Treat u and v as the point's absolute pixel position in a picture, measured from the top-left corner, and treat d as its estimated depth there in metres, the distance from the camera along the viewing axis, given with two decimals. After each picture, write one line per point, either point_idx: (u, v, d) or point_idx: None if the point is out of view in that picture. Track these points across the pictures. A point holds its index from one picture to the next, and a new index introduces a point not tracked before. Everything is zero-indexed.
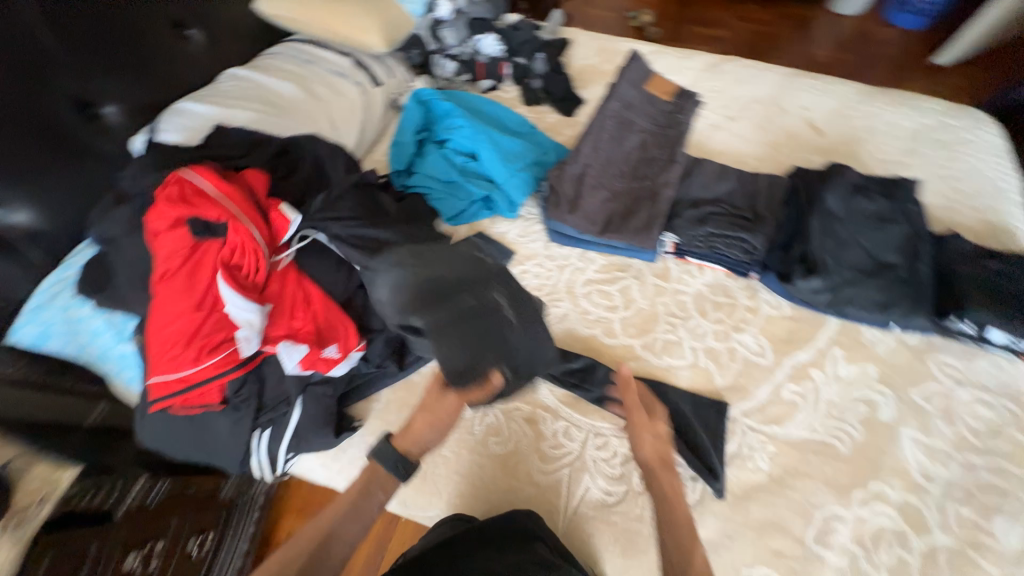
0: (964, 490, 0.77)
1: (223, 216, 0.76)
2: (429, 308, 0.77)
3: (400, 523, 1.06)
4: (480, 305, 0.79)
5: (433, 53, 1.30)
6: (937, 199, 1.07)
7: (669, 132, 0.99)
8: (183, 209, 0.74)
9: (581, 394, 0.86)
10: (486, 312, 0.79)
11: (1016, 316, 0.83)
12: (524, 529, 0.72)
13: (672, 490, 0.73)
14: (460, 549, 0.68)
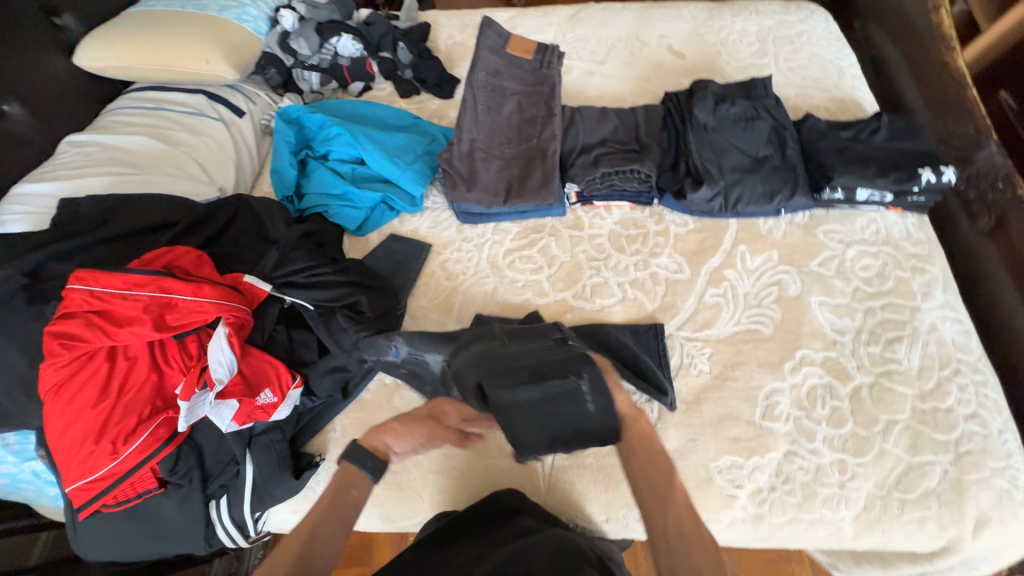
0: (870, 333, 0.88)
1: (212, 310, 0.74)
2: (492, 388, 0.71)
3: None
4: (554, 378, 0.70)
5: (293, 67, 1.21)
6: (791, 90, 1.17)
7: (542, 88, 1.00)
8: (158, 309, 0.71)
9: None
10: (563, 390, 0.70)
11: (871, 172, 0.94)
12: (510, 504, 0.74)
13: (642, 433, 0.71)
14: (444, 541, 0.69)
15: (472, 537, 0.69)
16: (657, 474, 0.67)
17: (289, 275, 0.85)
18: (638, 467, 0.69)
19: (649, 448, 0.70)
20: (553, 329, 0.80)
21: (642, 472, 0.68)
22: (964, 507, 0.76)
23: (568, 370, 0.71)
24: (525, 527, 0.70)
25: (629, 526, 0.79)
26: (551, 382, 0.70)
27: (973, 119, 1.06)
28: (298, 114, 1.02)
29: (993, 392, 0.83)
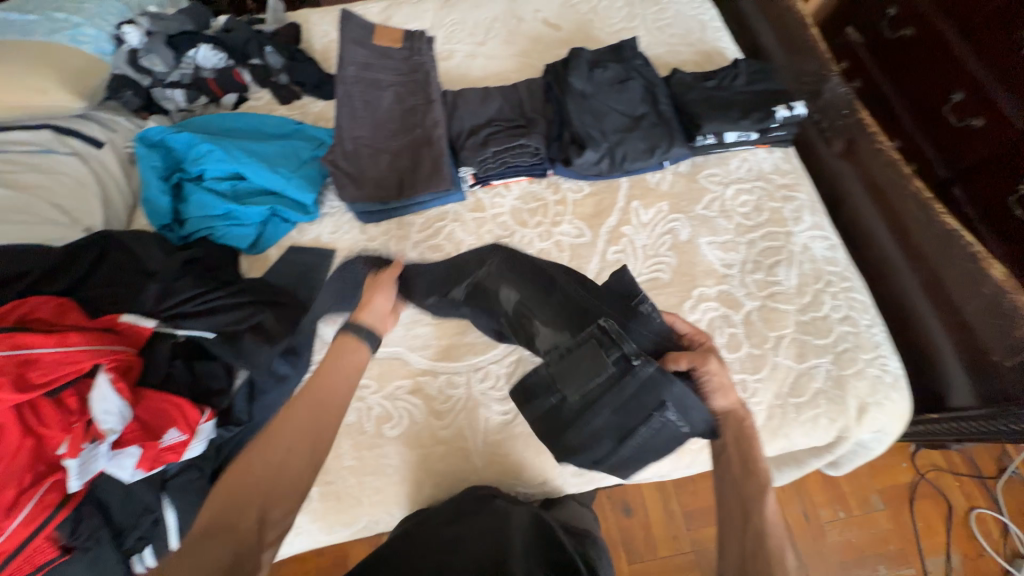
0: (754, 262, 0.97)
1: (87, 355, 0.68)
2: (586, 455, 0.75)
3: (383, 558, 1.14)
4: (642, 418, 0.70)
5: (152, 87, 1.11)
6: (661, 48, 1.24)
7: (417, 76, 1.00)
8: (14, 367, 0.64)
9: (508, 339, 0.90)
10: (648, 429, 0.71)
11: (735, 115, 1.02)
12: (484, 494, 0.75)
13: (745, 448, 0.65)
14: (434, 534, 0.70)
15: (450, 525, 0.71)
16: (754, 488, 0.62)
17: (178, 305, 0.81)
18: (740, 481, 0.63)
19: (750, 464, 0.64)
20: (605, 351, 0.71)
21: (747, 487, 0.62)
22: (846, 399, 0.86)
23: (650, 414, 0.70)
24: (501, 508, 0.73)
25: (569, 482, 0.87)
26: (635, 423, 0.71)
27: (816, 57, 1.22)
28: (162, 136, 0.95)
29: (859, 294, 0.94)
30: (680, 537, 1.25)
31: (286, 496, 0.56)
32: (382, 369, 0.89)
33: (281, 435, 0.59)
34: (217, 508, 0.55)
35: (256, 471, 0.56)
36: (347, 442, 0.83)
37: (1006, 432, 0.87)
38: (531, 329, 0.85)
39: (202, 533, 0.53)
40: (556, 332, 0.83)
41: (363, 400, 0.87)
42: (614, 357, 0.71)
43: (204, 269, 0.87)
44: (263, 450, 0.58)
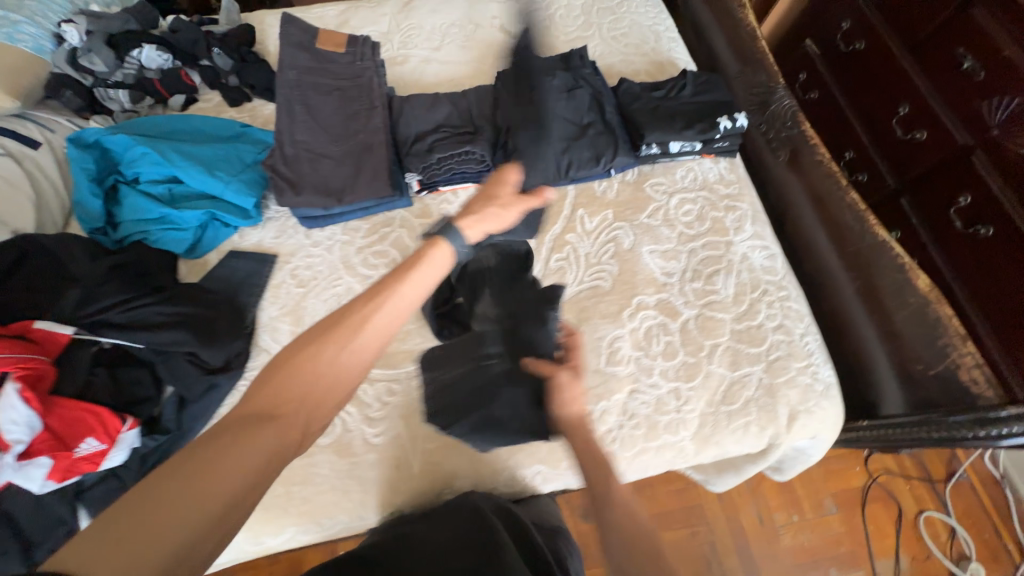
0: (694, 271, 0.98)
1: None
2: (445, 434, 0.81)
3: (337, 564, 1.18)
4: (498, 407, 0.78)
5: (94, 87, 1.09)
6: (615, 57, 1.25)
7: (360, 82, 1.02)
8: None
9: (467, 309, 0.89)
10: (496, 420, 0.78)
11: (678, 126, 1.04)
12: (461, 501, 0.75)
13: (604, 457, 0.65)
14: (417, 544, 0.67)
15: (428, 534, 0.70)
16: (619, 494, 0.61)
17: (101, 313, 0.79)
18: (605, 489, 0.61)
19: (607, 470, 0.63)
20: (487, 342, 0.81)
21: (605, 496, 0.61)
22: (777, 407, 0.87)
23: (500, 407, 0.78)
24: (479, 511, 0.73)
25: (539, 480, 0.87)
26: (489, 409, 0.78)
27: (764, 69, 1.21)
28: (97, 137, 0.93)
29: (795, 303, 0.96)
30: None
31: (333, 398, 0.54)
32: None
33: (351, 329, 0.55)
34: (263, 397, 0.51)
35: (319, 372, 0.53)
36: None
37: (925, 441, 0.86)
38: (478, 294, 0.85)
39: (249, 418, 0.49)
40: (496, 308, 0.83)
41: None
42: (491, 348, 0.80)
43: (133, 275, 0.85)
44: (332, 341, 0.54)
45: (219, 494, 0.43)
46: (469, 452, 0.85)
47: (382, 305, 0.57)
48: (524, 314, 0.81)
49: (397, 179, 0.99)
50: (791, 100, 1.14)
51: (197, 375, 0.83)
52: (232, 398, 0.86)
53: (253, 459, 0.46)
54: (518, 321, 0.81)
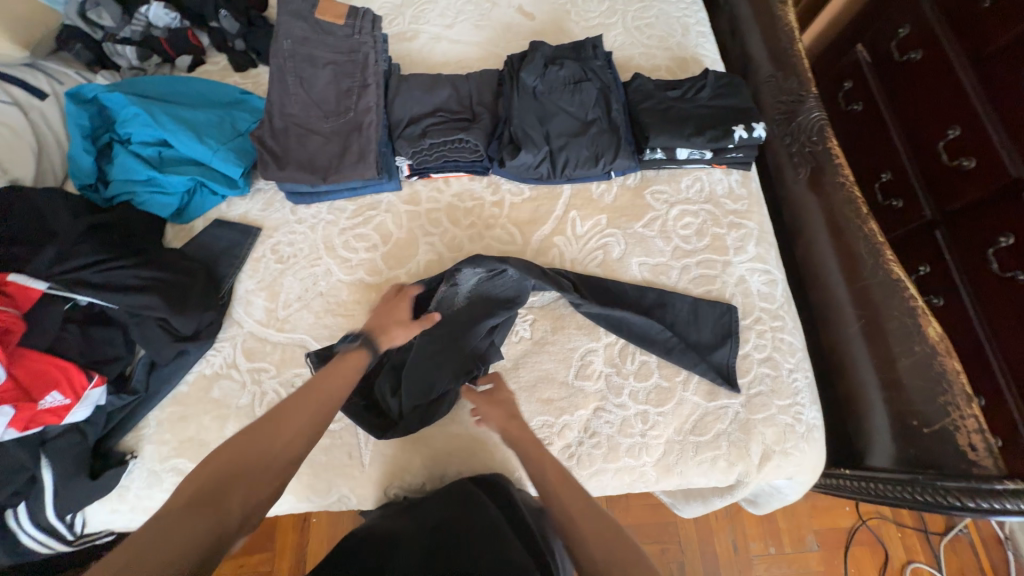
0: (683, 289, 0.93)
1: None
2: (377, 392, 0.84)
3: (310, 535, 1.23)
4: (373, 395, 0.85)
5: (103, 41, 1.10)
6: (636, 49, 1.16)
7: (356, 57, 0.98)
8: None
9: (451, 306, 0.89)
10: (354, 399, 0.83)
11: (688, 131, 0.96)
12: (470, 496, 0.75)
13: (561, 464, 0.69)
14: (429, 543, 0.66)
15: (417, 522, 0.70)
16: (577, 498, 0.65)
17: (75, 270, 0.80)
18: (555, 500, 0.65)
19: (564, 482, 0.67)
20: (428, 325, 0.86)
21: (556, 500, 0.65)
22: (750, 444, 0.82)
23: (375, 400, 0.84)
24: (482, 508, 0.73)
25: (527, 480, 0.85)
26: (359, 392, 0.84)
27: (798, 75, 1.10)
28: (95, 94, 0.94)
29: (788, 336, 0.89)
30: None
31: (270, 475, 0.60)
32: (284, 355, 0.88)
33: (275, 426, 0.63)
34: (198, 482, 0.57)
35: (245, 455, 0.59)
36: (234, 424, 0.83)
37: (903, 501, 0.80)
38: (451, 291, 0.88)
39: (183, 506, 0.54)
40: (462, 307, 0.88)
41: (259, 384, 0.86)
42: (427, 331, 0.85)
43: (116, 235, 0.87)
44: (257, 432, 0.61)
45: (154, 569, 0.47)
46: (422, 450, 0.83)
47: (302, 410, 0.65)
48: (442, 350, 0.85)
49: (386, 161, 0.97)
50: (820, 113, 1.04)
51: (165, 339, 0.83)
52: (200, 365, 0.87)
53: (188, 536, 0.51)
54: (433, 358, 0.84)
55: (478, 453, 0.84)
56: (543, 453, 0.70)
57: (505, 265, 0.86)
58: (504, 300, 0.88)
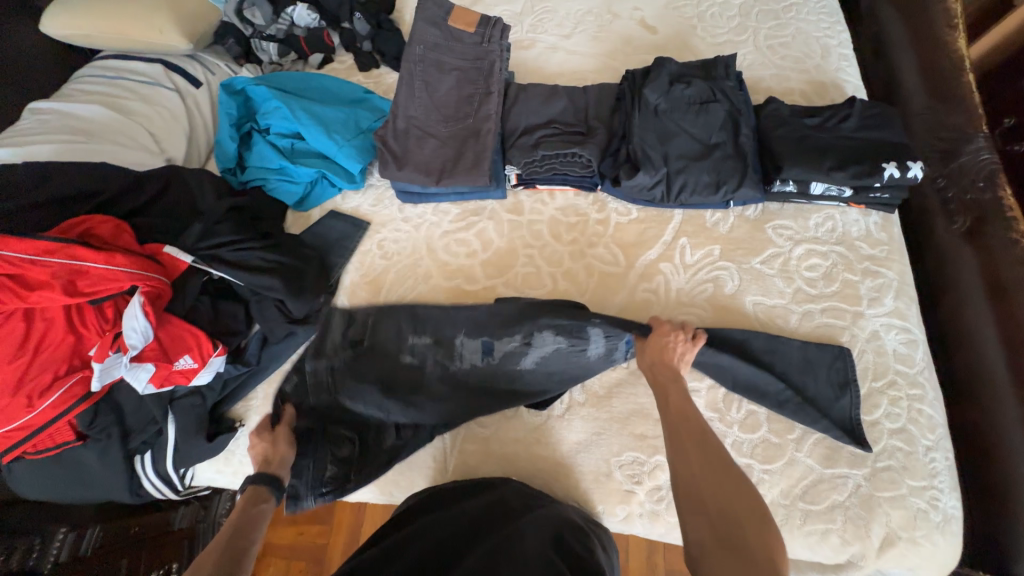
0: (802, 337, 0.84)
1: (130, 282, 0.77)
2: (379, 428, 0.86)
3: (366, 515, 1.26)
4: (362, 428, 0.86)
5: (252, 37, 1.19)
6: (767, 70, 1.08)
7: (481, 64, 1.00)
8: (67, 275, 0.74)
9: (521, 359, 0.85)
10: (343, 441, 0.85)
11: (827, 164, 0.87)
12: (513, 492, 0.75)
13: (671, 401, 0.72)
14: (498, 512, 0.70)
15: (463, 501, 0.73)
16: (689, 432, 0.67)
17: (215, 247, 0.87)
18: (677, 440, 0.67)
19: (685, 420, 0.68)
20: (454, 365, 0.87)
21: (672, 430, 0.68)
22: (870, 524, 0.73)
23: (364, 442, 0.85)
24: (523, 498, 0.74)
25: (614, 520, 0.79)
26: (341, 443, 0.85)
27: (965, 109, 0.98)
28: (244, 86, 1.02)
29: (928, 408, 0.78)
30: None
31: None
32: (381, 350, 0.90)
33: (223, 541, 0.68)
34: None
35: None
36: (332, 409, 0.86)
37: None
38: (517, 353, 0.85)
39: None
40: (532, 366, 0.84)
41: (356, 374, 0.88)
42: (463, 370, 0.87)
43: (245, 217, 0.94)
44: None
45: None
46: (508, 467, 0.82)
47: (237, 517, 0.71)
48: (488, 391, 0.85)
49: (496, 169, 0.97)
50: (992, 155, 0.92)
51: (280, 319, 0.89)
52: (306, 347, 0.92)
53: None
54: (478, 394, 0.85)
55: (560, 478, 0.81)
56: (669, 396, 0.72)
57: (591, 327, 0.82)
58: (578, 374, 0.83)
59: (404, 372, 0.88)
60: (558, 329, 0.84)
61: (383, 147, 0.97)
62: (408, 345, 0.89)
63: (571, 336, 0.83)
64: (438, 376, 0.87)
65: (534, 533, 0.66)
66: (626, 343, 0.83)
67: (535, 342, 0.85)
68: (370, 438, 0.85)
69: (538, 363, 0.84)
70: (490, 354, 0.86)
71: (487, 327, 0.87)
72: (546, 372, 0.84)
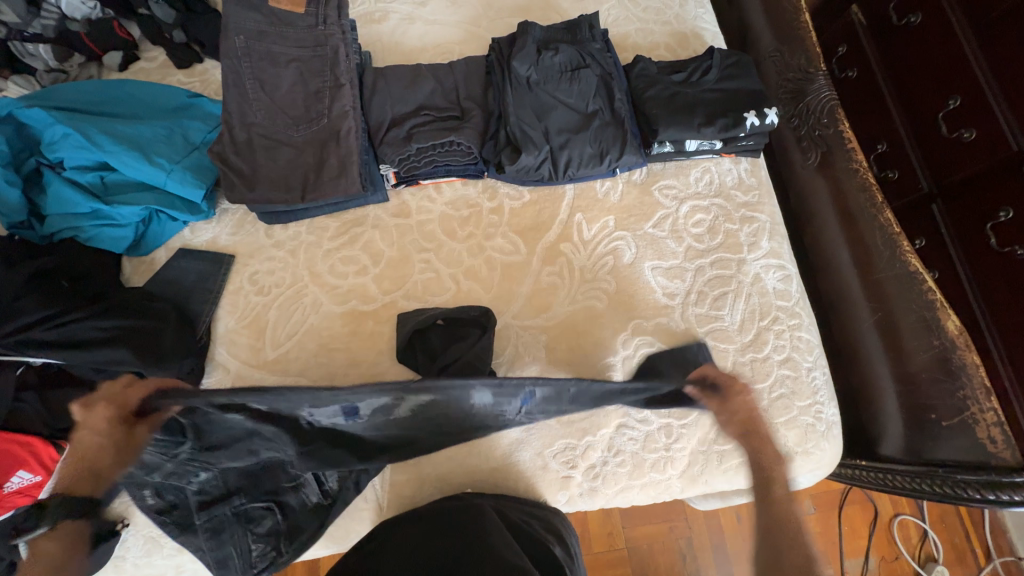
0: (699, 292, 0.89)
1: None
2: (290, 496, 0.75)
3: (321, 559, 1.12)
4: (275, 490, 0.74)
5: (8, 40, 0.91)
6: (631, 24, 1.06)
7: (323, 51, 0.86)
8: None
9: (390, 411, 0.64)
10: (258, 515, 0.75)
11: (697, 121, 0.89)
12: (463, 499, 0.74)
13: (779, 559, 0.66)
14: (461, 523, 0.68)
15: (414, 536, 0.67)
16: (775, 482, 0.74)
17: (21, 330, 0.69)
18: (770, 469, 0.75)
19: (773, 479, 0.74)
20: (302, 418, 0.63)
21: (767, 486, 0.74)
22: (773, 448, 0.82)
23: (283, 504, 0.75)
24: (472, 501, 0.73)
25: (564, 500, 0.80)
26: (262, 519, 0.75)
27: (806, 49, 1.05)
28: (10, 110, 0.79)
29: (805, 334, 0.87)
30: (615, 534, 1.23)
31: None
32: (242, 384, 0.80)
33: None
34: None
35: None
36: None
37: (924, 492, 0.83)
38: (386, 408, 0.64)
39: None
40: (412, 417, 0.66)
41: (174, 457, 0.66)
42: (321, 419, 0.64)
43: (60, 282, 0.75)
44: None
45: None
46: (444, 486, 0.79)
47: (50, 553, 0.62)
48: (379, 436, 0.68)
49: (369, 171, 0.87)
50: (830, 92, 1.02)
51: None
52: None
53: None
54: (365, 440, 0.68)
55: (500, 483, 0.80)
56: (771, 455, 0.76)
57: (477, 387, 0.63)
58: (473, 423, 0.69)
59: (263, 433, 0.65)
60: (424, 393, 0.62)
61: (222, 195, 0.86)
62: (224, 419, 0.62)
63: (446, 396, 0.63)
64: (297, 438, 0.66)
65: (502, 530, 0.67)
66: (520, 401, 0.66)
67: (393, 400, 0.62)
68: (291, 501, 0.75)
69: (417, 412, 0.65)
70: (356, 413, 0.63)
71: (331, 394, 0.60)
72: (431, 416, 0.66)
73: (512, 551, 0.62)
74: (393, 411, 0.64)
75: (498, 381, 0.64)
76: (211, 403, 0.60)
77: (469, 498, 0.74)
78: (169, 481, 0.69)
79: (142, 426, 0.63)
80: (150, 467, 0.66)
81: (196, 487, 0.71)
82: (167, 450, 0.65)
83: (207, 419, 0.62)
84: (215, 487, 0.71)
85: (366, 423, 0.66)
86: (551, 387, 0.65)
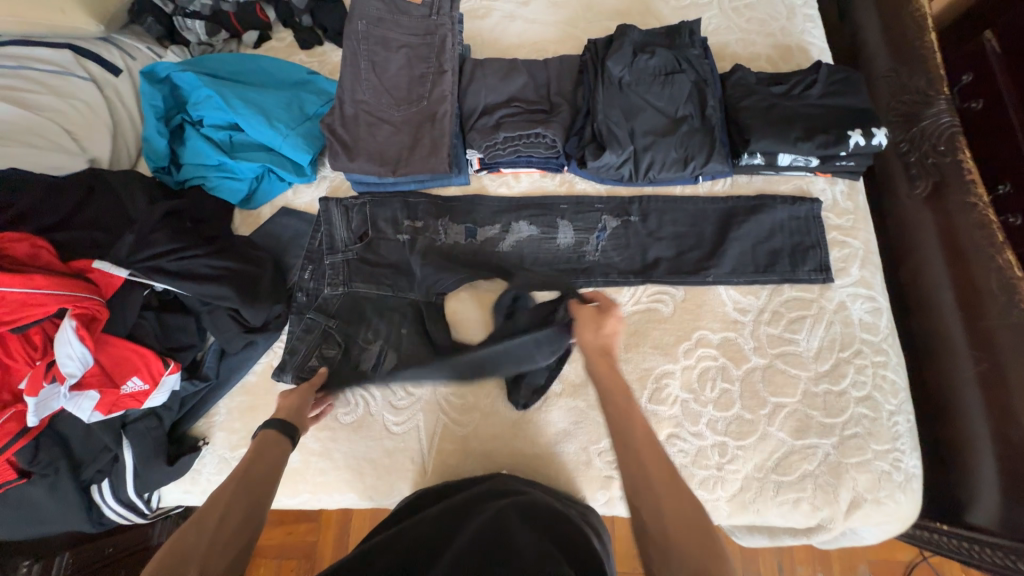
0: (773, 312, 0.85)
1: (57, 306, 0.69)
2: (363, 356, 0.86)
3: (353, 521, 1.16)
4: (348, 337, 0.87)
5: (174, 15, 1.06)
6: (732, 35, 1.04)
7: (432, 39, 0.93)
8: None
9: (517, 232, 0.93)
10: (333, 344, 0.86)
11: (794, 135, 0.86)
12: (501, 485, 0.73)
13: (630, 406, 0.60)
14: (494, 514, 0.65)
15: (447, 511, 0.67)
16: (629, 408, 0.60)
17: (153, 258, 0.79)
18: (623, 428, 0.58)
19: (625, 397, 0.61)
20: (430, 234, 0.93)
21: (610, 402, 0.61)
22: (839, 490, 0.76)
23: (348, 351, 0.86)
24: (508, 488, 0.72)
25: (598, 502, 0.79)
26: (320, 459, 0.81)
27: (928, 71, 0.97)
28: (168, 73, 0.92)
29: (892, 374, 0.80)
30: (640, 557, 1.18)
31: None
32: (388, 245, 0.92)
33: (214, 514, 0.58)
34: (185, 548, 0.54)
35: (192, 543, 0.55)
36: None
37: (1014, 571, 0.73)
38: (495, 240, 0.92)
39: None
40: (526, 244, 0.92)
41: (343, 250, 0.91)
42: (442, 237, 0.92)
43: (186, 221, 0.86)
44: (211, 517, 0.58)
45: None
46: (485, 463, 0.80)
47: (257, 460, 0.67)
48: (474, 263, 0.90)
49: (456, 154, 0.91)
50: (952, 118, 0.92)
51: (235, 330, 0.83)
52: (267, 356, 0.87)
53: None
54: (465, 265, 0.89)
55: (541, 471, 0.80)
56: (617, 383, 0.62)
57: (561, 219, 0.93)
58: (562, 262, 0.91)
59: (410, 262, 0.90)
60: (533, 220, 0.93)
61: (336, 105, 0.91)
62: (399, 221, 0.93)
63: (542, 230, 0.93)
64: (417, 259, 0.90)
65: (533, 526, 0.63)
66: (597, 235, 0.92)
67: (499, 231, 0.93)
68: (354, 355, 0.86)
69: (515, 245, 0.92)
70: (472, 237, 0.92)
71: (473, 216, 0.94)
72: (520, 254, 0.92)
73: (539, 547, 0.58)
74: (498, 242, 0.92)
75: (579, 212, 0.94)
76: (399, 213, 0.94)
77: (510, 485, 0.73)
78: (323, 252, 0.91)
79: (340, 214, 0.93)
80: (334, 248, 0.91)
81: (326, 293, 0.89)
82: (349, 241, 0.91)
83: (387, 229, 0.93)
84: (333, 304, 0.88)
85: (486, 243, 0.92)
86: (619, 221, 0.93)
